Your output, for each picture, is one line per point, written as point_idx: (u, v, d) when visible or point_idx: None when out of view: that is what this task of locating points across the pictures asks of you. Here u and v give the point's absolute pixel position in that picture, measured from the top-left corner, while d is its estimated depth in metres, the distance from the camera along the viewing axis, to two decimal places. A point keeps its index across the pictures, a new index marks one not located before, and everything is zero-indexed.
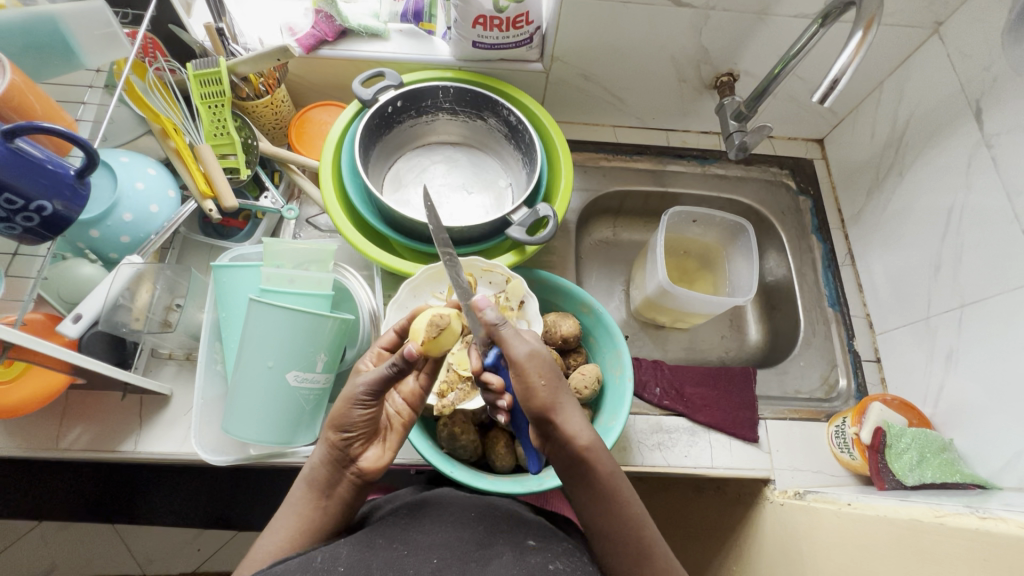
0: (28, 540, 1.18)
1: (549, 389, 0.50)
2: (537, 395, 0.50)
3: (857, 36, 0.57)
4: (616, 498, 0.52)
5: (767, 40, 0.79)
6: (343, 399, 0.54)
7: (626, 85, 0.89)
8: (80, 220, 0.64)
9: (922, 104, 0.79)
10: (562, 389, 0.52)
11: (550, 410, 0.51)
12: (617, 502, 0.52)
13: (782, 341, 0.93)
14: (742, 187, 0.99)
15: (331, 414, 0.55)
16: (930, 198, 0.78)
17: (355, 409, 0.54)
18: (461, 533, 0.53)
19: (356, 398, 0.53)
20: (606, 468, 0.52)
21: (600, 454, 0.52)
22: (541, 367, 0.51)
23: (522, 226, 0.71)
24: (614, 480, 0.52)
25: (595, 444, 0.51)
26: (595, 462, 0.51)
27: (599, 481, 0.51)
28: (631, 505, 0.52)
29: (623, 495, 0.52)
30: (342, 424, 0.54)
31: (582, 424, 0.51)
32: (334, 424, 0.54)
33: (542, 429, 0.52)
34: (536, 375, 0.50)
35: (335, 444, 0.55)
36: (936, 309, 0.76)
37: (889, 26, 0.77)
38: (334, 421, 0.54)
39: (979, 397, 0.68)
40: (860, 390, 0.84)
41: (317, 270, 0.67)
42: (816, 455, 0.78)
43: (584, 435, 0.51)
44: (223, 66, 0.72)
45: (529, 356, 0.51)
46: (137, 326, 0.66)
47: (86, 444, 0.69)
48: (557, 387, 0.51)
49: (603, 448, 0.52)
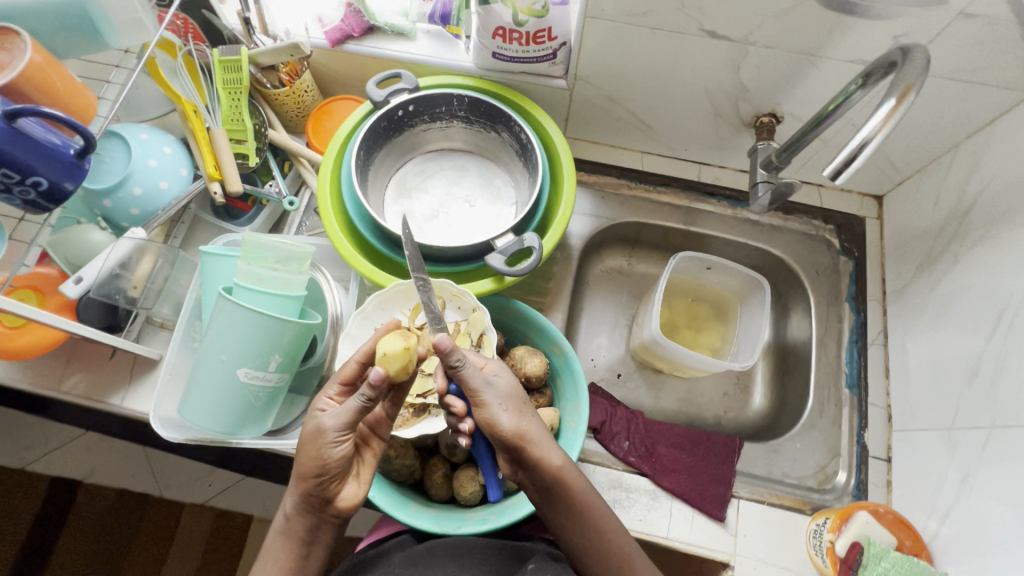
0: (55, 457, 1.28)
1: (516, 415, 0.53)
2: (505, 425, 0.53)
3: (889, 103, 0.47)
4: (587, 513, 0.56)
5: (817, 84, 0.70)
6: (312, 446, 0.53)
7: (656, 113, 0.82)
8: (96, 189, 0.69)
9: (1000, 179, 0.67)
10: (526, 414, 0.55)
11: (520, 438, 0.53)
12: (592, 518, 0.56)
13: (787, 414, 0.84)
14: (776, 237, 0.90)
15: (301, 460, 0.53)
16: (985, 292, 0.66)
17: (329, 451, 0.53)
18: None
19: (322, 438, 0.52)
20: (580, 483, 0.56)
21: (572, 473, 0.56)
22: (501, 399, 0.54)
23: (503, 253, 0.69)
24: (586, 495, 0.56)
25: (566, 463, 0.55)
26: (569, 480, 0.55)
27: (571, 499, 0.55)
28: (605, 518, 0.56)
29: (597, 509, 0.56)
30: (313, 470, 0.52)
31: (551, 447, 0.55)
32: (305, 470, 0.53)
33: (516, 457, 0.55)
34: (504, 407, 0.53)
35: (314, 487, 0.53)
36: (962, 422, 0.65)
37: (969, 83, 0.65)
38: (306, 467, 0.53)
39: (986, 535, 0.59)
40: (858, 489, 0.75)
41: (294, 269, 0.68)
42: (790, 550, 0.70)
43: (556, 457, 0.55)
44: (243, 56, 0.75)
45: (493, 389, 0.54)
46: (134, 294, 0.72)
47: (81, 391, 0.76)
48: (520, 412, 0.54)
49: (573, 467, 0.57)
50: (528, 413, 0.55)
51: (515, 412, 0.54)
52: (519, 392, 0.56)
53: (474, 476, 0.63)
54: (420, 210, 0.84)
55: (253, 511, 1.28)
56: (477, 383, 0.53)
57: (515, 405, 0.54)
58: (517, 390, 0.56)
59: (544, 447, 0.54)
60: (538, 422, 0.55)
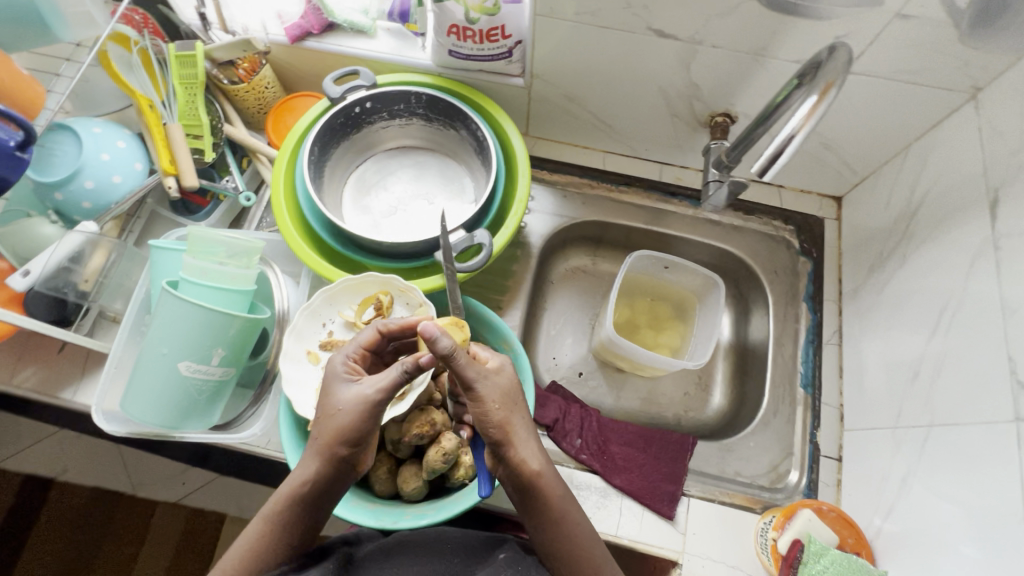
0: (24, 456, 1.26)
1: (504, 411, 0.52)
2: (493, 418, 0.52)
3: (810, 101, 0.49)
4: (561, 519, 0.54)
5: (766, 84, 0.70)
6: (358, 414, 0.52)
7: (614, 113, 0.83)
8: (47, 182, 0.70)
9: (945, 179, 0.67)
10: (517, 411, 0.54)
11: (506, 436, 0.52)
12: (564, 524, 0.54)
13: (744, 414, 0.84)
14: (735, 237, 0.90)
15: (339, 428, 0.52)
16: (928, 290, 0.67)
17: (373, 421, 0.53)
18: (436, 565, 0.53)
19: (368, 408, 0.53)
20: (556, 490, 0.54)
21: (550, 478, 0.54)
22: (498, 393, 0.53)
23: (453, 250, 0.69)
24: (562, 502, 0.54)
25: (544, 468, 0.54)
26: (545, 486, 0.53)
27: (545, 504, 0.54)
28: (577, 524, 0.55)
29: (571, 517, 0.55)
30: (352, 438, 0.52)
31: (533, 451, 0.53)
32: (342, 437, 0.52)
33: (496, 452, 0.54)
34: (497, 401, 0.52)
35: (344, 458, 0.53)
36: (906, 421, 0.66)
37: (914, 84, 0.65)
38: (346, 435, 0.52)
39: (927, 532, 0.59)
40: (810, 489, 0.75)
41: (241, 264, 0.68)
42: (739, 549, 0.70)
43: (535, 460, 0.53)
44: (199, 51, 0.75)
45: (496, 380, 0.53)
46: (83, 289, 0.72)
47: (33, 384, 0.75)
48: (511, 409, 0.53)
49: (553, 473, 0.55)
50: (516, 410, 0.54)
51: (504, 407, 0.53)
52: (517, 389, 0.56)
53: (417, 472, 0.63)
54: (379, 207, 0.84)
55: (226, 511, 1.25)
56: (470, 374, 0.52)
57: (508, 400, 0.54)
58: (516, 385, 0.56)
59: (527, 448, 0.53)
60: (527, 423, 0.55)
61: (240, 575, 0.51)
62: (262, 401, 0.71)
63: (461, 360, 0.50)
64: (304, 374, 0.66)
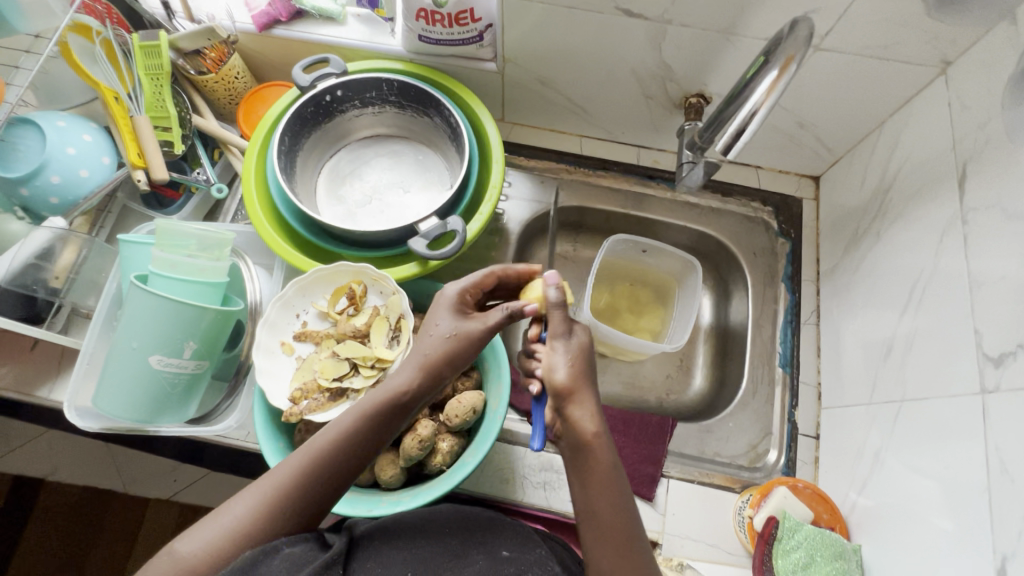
0: (13, 458, 1.26)
1: (573, 373, 0.55)
2: (556, 376, 0.55)
3: (771, 76, 0.50)
4: (610, 485, 0.51)
5: (738, 63, 0.70)
6: (468, 338, 0.57)
7: (588, 96, 0.82)
8: (11, 178, 0.68)
9: (916, 156, 0.67)
10: (587, 383, 0.55)
11: (568, 394, 0.54)
12: (610, 493, 0.51)
13: (724, 394, 0.85)
14: (713, 219, 0.90)
15: (454, 346, 0.57)
16: (899, 267, 0.67)
17: (476, 351, 0.58)
18: (438, 549, 0.54)
19: (480, 341, 0.58)
20: (610, 460, 0.53)
21: (606, 447, 0.53)
22: (572, 359, 0.55)
23: (426, 237, 0.68)
24: (613, 471, 0.52)
25: (601, 436, 0.53)
26: (600, 452, 0.52)
27: (598, 467, 0.52)
28: (622, 495, 0.51)
29: (617, 487, 0.52)
30: (460, 360, 0.57)
31: (589, 413, 0.54)
32: (451, 358, 0.57)
33: (556, 405, 0.55)
34: (568, 360, 0.55)
35: (443, 379, 0.57)
36: (880, 397, 0.66)
37: (884, 59, 0.65)
38: (456, 357, 0.57)
39: (900, 505, 0.60)
40: (788, 467, 0.76)
41: (212, 256, 0.67)
42: (718, 527, 0.71)
43: (588, 424, 0.53)
44: (162, 41, 0.74)
45: (575, 346, 0.56)
46: (54, 285, 0.71)
47: (8, 383, 0.74)
48: (580, 380, 0.55)
49: (611, 444, 0.54)
50: (586, 380, 0.55)
51: (574, 369, 0.55)
52: (591, 361, 0.57)
53: (394, 460, 0.63)
54: (354, 198, 0.83)
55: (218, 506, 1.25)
56: (558, 329, 0.57)
57: (580, 367, 0.56)
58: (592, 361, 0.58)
59: (585, 410, 0.54)
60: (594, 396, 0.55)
61: (314, 458, 0.50)
62: (237, 393, 0.72)
63: (561, 316, 0.57)
64: (277, 365, 0.66)
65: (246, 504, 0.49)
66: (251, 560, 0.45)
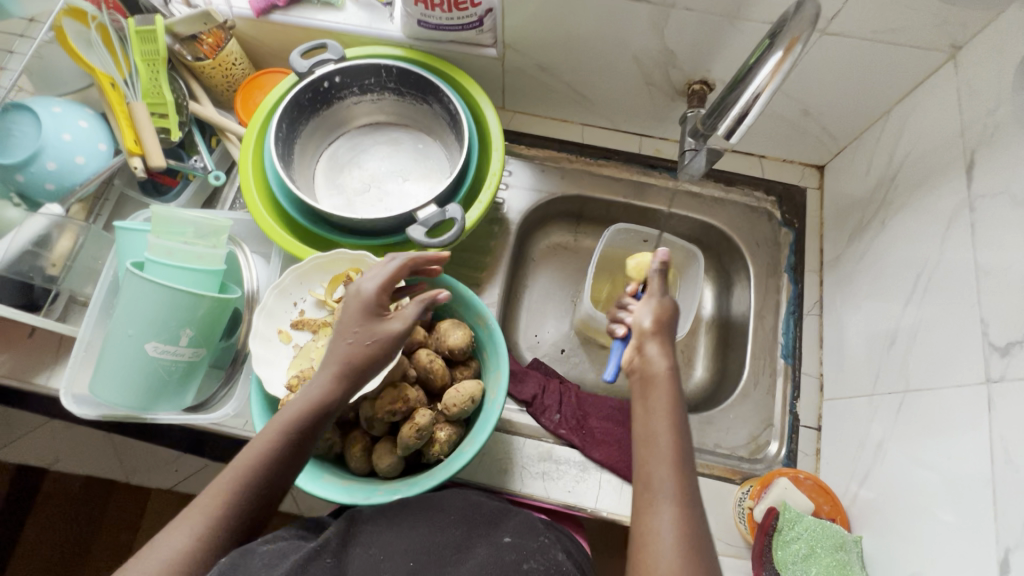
0: None
1: (659, 326, 0.57)
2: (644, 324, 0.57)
3: (775, 58, 0.49)
4: (675, 410, 0.51)
5: (742, 48, 0.69)
6: (386, 339, 0.56)
7: (590, 83, 0.81)
8: (7, 164, 0.67)
9: (922, 144, 0.66)
10: (670, 336, 0.57)
11: (650, 337, 0.56)
12: (670, 418, 0.50)
13: (726, 386, 0.84)
14: (716, 209, 0.88)
15: (371, 350, 0.55)
16: (904, 257, 0.66)
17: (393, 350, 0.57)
18: (438, 537, 0.53)
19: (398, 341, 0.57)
20: (674, 394, 0.52)
21: (673, 381, 0.53)
22: (658, 315, 0.58)
23: (425, 225, 0.67)
24: (676, 401, 0.52)
25: (668, 373, 0.54)
26: (665, 383, 0.52)
27: (661, 393, 0.52)
28: (681, 423, 0.50)
29: (679, 414, 0.51)
30: (376, 363, 0.56)
31: (666, 352, 0.55)
32: (371, 360, 0.55)
33: (634, 346, 0.57)
34: (653, 315, 0.58)
35: (356, 383, 0.55)
36: (883, 387, 0.66)
37: (891, 44, 0.64)
38: (375, 359, 0.56)
39: (902, 496, 0.59)
40: (789, 458, 0.75)
41: (208, 243, 0.66)
42: (718, 518, 0.70)
43: (660, 363, 0.54)
44: (158, 26, 0.74)
45: (666, 307, 0.59)
46: (51, 272, 0.71)
47: (6, 370, 0.74)
48: (662, 332, 0.57)
49: (678, 383, 0.53)
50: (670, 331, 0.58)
51: (657, 322, 0.57)
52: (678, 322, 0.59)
53: (391, 449, 0.63)
54: (353, 186, 0.82)
55: None
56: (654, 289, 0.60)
57: (663, 322, 0.58)
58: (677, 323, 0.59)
59: (660, 352, 0.55)
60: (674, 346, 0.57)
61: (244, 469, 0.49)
62: (233, 382, 0.71)
63: (660, 282, 0.60)
64: (275, 353, 0.65)
65: (205, 515, 0.47)
66: (230, 563, 0.45)
